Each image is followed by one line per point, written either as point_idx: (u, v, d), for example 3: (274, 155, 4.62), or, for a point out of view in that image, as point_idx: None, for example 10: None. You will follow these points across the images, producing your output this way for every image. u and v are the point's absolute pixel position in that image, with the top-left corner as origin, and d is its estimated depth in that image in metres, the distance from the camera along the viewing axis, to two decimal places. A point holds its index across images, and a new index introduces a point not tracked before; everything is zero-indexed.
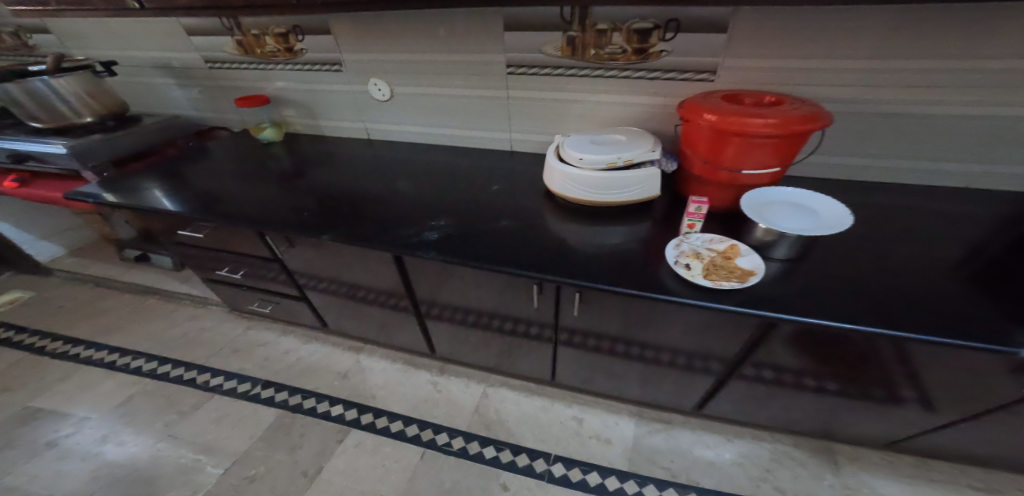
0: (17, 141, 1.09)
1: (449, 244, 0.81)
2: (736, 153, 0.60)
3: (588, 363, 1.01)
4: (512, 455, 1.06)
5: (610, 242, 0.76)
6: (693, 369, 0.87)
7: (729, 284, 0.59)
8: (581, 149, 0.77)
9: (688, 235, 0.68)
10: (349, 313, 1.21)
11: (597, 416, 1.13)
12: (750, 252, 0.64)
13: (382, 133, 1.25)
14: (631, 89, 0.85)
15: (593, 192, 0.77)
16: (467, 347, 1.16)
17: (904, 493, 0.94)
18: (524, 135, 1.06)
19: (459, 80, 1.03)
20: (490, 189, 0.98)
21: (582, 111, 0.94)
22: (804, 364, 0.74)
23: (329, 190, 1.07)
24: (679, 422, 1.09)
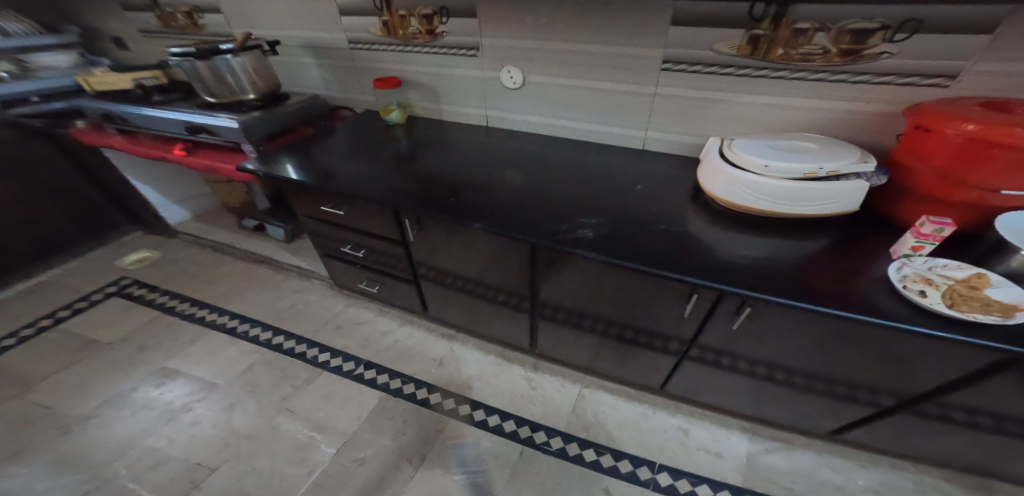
0: (193, 114, 1.21)
1: (607, 246, 0.77)
2: (999, 167, 0.55)
3: (718, 382, 0.93)
4: (614, 460, 1.01)
5: (789, 255, 0.69)
6: (853, 398, 0.79)
7: (985, 317, 0.54)
8: (765, 156, 0.71)
9: (912, 258, 0.63)
10: (454, 302, 1.24)
11: (705, 428, 1.06)
12: (1004, 284, 0.57)
13: (503, 122, 1.25)
14: (824, 92, 0.80)
15: (777, 202, 0.71)
16: (568, 348, 1.13)
17: None
18: (661, 134, 1.02)
19: (601, 73, 1.01)
20: (634, 190, 0.94)
21: (740, 112, 0.90)
22: (1011, 409, 0.65)
23: (457, 178, 1.07)
24: (801, 443, 1.02)
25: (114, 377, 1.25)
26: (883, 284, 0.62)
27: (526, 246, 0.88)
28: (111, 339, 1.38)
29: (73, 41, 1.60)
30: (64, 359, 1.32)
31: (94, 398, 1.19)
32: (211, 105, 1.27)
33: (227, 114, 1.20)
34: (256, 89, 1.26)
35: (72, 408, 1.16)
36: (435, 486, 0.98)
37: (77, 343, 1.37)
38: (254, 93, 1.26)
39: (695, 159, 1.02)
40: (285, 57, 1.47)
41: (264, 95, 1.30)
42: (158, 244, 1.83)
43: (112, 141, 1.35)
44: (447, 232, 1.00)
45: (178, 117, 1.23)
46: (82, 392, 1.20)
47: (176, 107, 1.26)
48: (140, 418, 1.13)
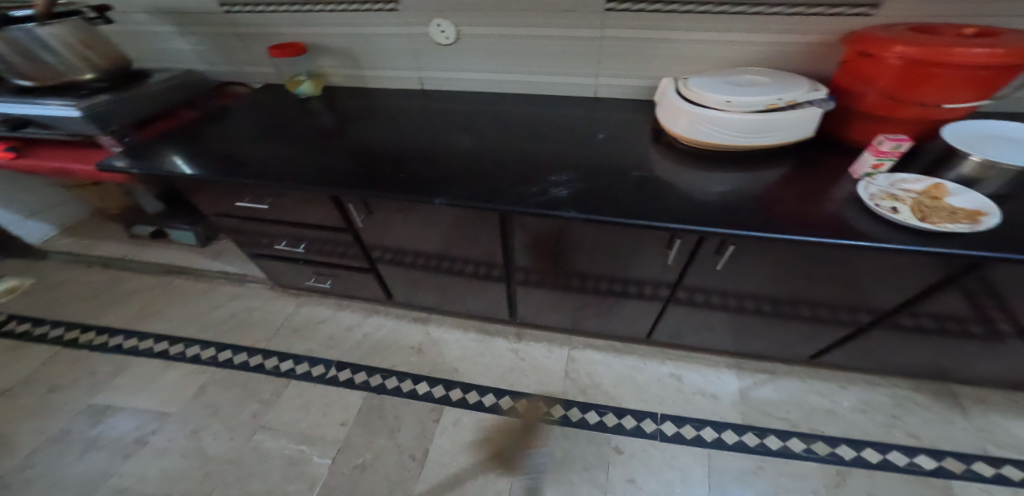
0: (13, 103, 0.95)
1: (581, 203, 0.76)
2: (931, 84, 0.64)
3: (696, 317, 1.04)
4: (617, 418, 1.18)
5: (750, 188, 0.75)
6: (801, 313, 0.92)
7: (952, 226, 0.62)
8: (729, 92, 0.73)
9: (874, 175, 0.72)
10: (424, 283, 1.20)
11: (695, 372, 1.27)
12: (955, 195, 0.67)
13: (439, 83, 1.14)
14: (762, 26, 0.83)
15: (745, 136, 0.75)
16: (545, 309, 1.20)
17: None
18: (610, 80, 1.01)
19: (543, 18, 0.94)
20: (595, 138, 0.93)
21: (683, 53, 0.91)
22: (927, 304, 0.78)
23: (405, 148, 0.97)
24: (784, 374, 1.24)
25: (30, 424, 1.10)
26: (830, 211, 0.69)
27: (497, 214, 0.83)
28: (7, 385, 1.17)
29: None
30: None
31: (9, 458, 1.04)
32: (30, 90, 1.00)
33: (58, 100, 0.94)
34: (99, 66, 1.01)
35: None
36: (447, 476, 1.07)
37: None
38: (92, 72, 1.01)
39: (646, 103, 1.02)
40: (142, 24, 1.17)
41: (109, 74, 1.05)
42: (27, 270, 1.49)
43: None
44: (402, 212, 0.91)
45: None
46: None
47: None
48: (84, 465, 1.03)
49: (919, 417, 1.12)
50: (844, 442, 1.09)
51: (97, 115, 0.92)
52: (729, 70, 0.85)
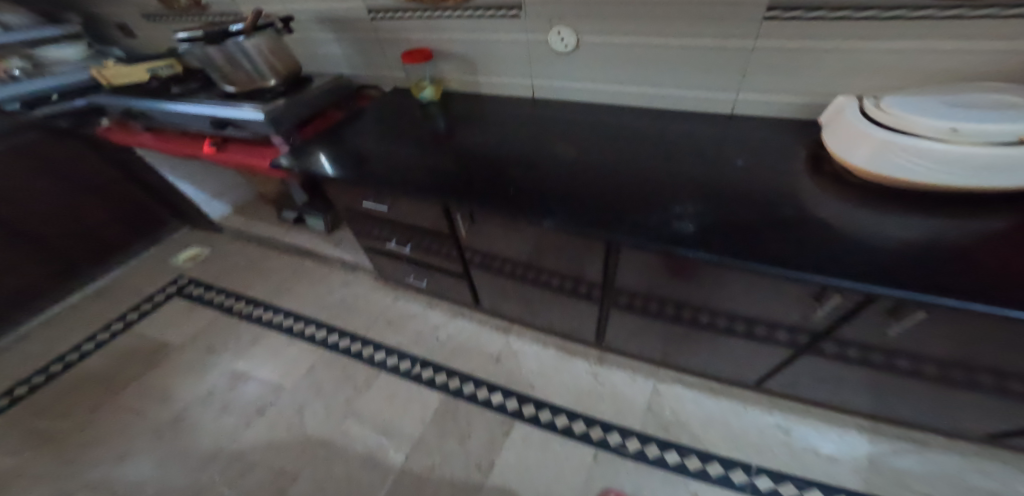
0: (217, 106, 1.12)
1: (716, 241, 0.66)
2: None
3: (833, 372, 0.88)
4: (702, 463, 1.06)
5: (953, 240, 0.61)
6: (986, 385, 0.75)
7: None
8: (957, 117, 0.60)
9: None
10: (511, 291, 1.18)
11: (812, 427, 1.08)
12: None
13: (552, 92, 1.10)
14: (998, 31, 0.64)
15: (972, 174, 0.61)
16: (638, 336, 1.11)
17: None
18: (757, 94, 0.87)
19: (682, 27, 0.84)
20: (734, 165, 0.81)
21: (865, 63, 0.75)
22: None
23: (512, 157, 0.95)
24: (935, 444, 1.01)
25: (190, 377, 1.34)
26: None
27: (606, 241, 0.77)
28: (177, 341, 1.44)
29: (81, 34, 1.52)
30: (139, 363, 1.38)
31: (175, 402, 1.27)
32: (232, 94, 1.16)
33: (249, 104, 1.10)
34: (277, 73, 1.14)
35: (155, 415, 1.24)
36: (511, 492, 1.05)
37: (147, 344, 1.44)
38: (274, 79, 1.15)
39: (796, 123, 0.88)
40: (300, 34, 1.33)
41: (286, 80, 1.19)
42: (198, 243, 1.81)
43: (144, 140, 1.30)
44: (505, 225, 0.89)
45: (201, 111, 1.13)
46: (163, 396, 1.29)
47: (195, 99, 1.17)
48: (221, 421, 1.22)
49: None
50: None
51: (274, 119, 1.07)
52: (934, 87, 0.69)
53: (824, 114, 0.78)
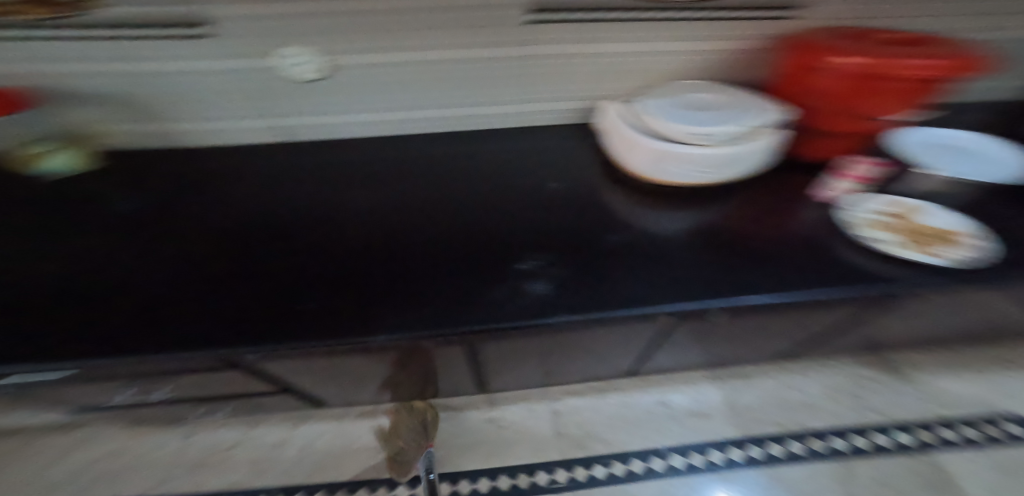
0: None
1: (576, 295, 0.58)
2: (877, 96, 0.57)
3: (703, 341, 0.91)
4: (624, 464, 1.06)
5: (738, 229, 0.67)
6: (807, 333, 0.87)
7: (955, 253, 0.58)
8: (702, 120, 0.63)
9: (848, 199, 0.67)
10: (357, 387, 0.92)
11: (679, 393, 1.19)
12: (938, 212, 0.64)
13: (320, 131, 0.86)
14: (693, 31, 0.75)
15: (719, 170, 0.65)
16: (519, 371, 1.06)
17: (965, 382, 1.13)
18: (542, 102, 0.85)
19: (446, 37, 0.72)
20: (547, 188, 0.76)
21: (618, 66, 0.79)
22: (907, 318, 0.81)
23: (296, 233, 0.70)
24: (758, 373, 1.20)
25: None
26: (810, 242, 0.63)
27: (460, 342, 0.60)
28: None
29: None
30: None
31: None
32: None
33: None
34: None
35: None
36: None
37: None
38: None
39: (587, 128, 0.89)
40: None
41: None
42: None
43: None
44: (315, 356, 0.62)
45: None
46: None
47: None
48: None
49: (886, 391, 1.12)
50: (833, 433, 1.06)
51: None
52: (675, 85, 0.76)
53: (601, 119, 0.77)
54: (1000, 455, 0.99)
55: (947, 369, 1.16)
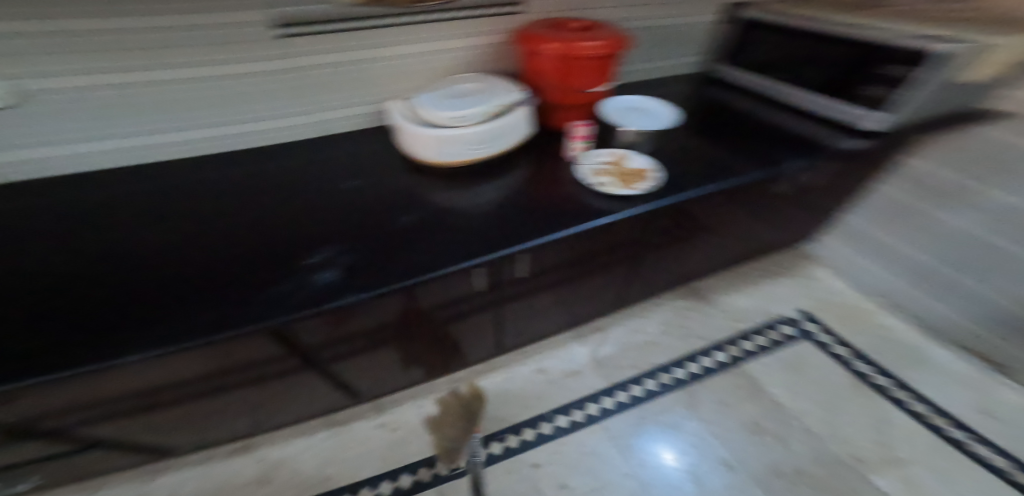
0: None
1: (366, 277, 0.59)
2: (578, 72, 0.74)
3: (531, 301, 1.06)
4: (518, 436, 1.11)
5: (517, 197, 0.76)
6: (602, 266, 1.07)
7: (645, 186, 0.75)
8: (455, 105, 0.70)
9: (581, 156, 0.82)
10: (189, 425, 0.84)
11: (551, 358, 1.31)
12: (637, 155, 0.80)
13: (67, 163, 0.72)
14: (446, 31, 0.84)
15: (482, 147, 0.74)
16: (388, 374, 1.05)
17: (755, 291, 1.39)
18: (330, 111, 0.87)
19: (200, 56, 0.70)
20: (345, 187, 0.78)
21: (391, 69, 0.85)
22: (668, 235, 1.04)
23: (22, 274, 0.57)
24: (608, 324, 1.38)
25: None
26: (573, 200, 0.75)
27: (248, 340, 0.56)
28: None
29: None
30: None
31: None
32: None
33: None
34: None
35: None
36: None
37: None
38: None
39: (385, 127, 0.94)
40: None
41: None
42: None
43: None
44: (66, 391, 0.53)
45: None
46: None
47: None
48: None
49: (701, 316, 1.34)
50: (674, 366, 1.24)
51: None
52: (446, 78, 0.83)
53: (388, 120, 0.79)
54: (786, 351, 1.23)
55: (734, 286, 1.40)
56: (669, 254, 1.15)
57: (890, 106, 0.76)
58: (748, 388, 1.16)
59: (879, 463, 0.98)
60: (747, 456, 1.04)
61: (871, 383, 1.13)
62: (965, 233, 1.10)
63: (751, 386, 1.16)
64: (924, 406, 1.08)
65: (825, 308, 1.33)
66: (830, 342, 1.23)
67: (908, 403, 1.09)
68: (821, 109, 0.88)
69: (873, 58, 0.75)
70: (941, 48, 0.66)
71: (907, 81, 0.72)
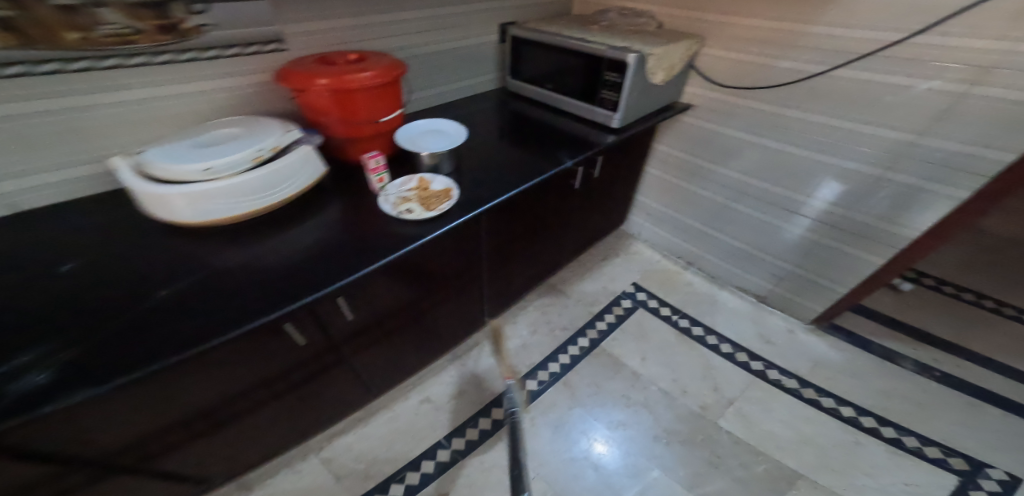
0: None
1: (94, 370, 0.49)
2: (359, 103, 0.72)
3: (391, 345, 1.03)
4: (417, 470, 1.11)
5: (309, 243, 0.70)
6: (457, 290, 1.08)
7: (447, 203, 0.77)
8: (204, 157, 0.62)
9: (385, 187, 0.79)
10: None
11: (434, 383, 1.31)
12: (435, 176, 0.81)
13: None
14: (178, 74, 0.71)
15: (252, 197, 0.67)
16: (240, 458, 0.91)
17: (594, 274, 1.56)
18: (15, 181, 0.66)
19: None
20: (57, 272, 0.61)
21: (109, 120, 0.69)
22: (509, 245, 1.12)
23: None
24: (482, 339, 1.40)
25: None
26: (368, 230, 0.72)
27: None
28: None
29: None
30: None
31: None
32: None
33: None
34: None
35: None
36: None
37: None
38: None
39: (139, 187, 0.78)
40: None
41: None
42: None
43: None
44: None
45: None
46: None
47: None
48: None
49: (560, 309, 1.45)
50: (549, 361, 1.32)
51: None
52: (202, 125, 0.73)
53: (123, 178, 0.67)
54: (629, 322, 1.40)
55: (581, 275, 1.56)
56: (507, 269, 1.21)
57: (614, 107, 1.02)
58: (609, 367, 1.29)
59: (719, 410, 1.18)
60: (623, 429, 1.15)
61: (692, 335, 1.35)
62: (709, 199, 1.37)
63: (613, 364, 1.29)
64: (728, 346, 1.32)
65: (649, 277, 1.55)
66: (659, 306, 1.44)
67: (719, 346, 1.32)
68: (581, 112, 1.10)
69: (600, 67, 1.00)
70: (633, 55, 0.93)
71: (620, 85, 0.98)
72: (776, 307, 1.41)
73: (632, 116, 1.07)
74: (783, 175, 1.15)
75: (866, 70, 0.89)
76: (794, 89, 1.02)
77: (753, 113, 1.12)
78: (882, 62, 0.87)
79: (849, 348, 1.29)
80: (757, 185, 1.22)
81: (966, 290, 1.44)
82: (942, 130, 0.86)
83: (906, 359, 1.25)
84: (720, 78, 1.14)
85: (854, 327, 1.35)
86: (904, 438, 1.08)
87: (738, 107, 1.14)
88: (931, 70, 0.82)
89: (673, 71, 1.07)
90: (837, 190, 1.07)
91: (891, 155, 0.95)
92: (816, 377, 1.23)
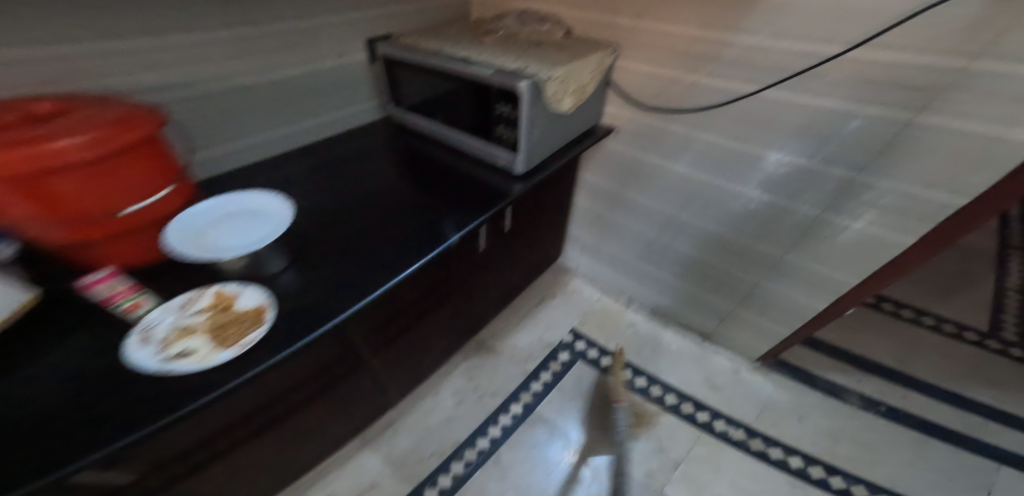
0: None
1: None
2: (72, 186, 0.45)
3: (240, 472, 0.76)
4: None
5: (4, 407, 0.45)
6: (332, 389, 0.82)
7: (255, 332, 0.51)
8: None
9: (151, 315, 0.52)
10: None
11: (335, 483, 1.03)
12: (246, 287, 0.57)
13: None
14: None
15: None
16: None
17: (526, 319, 1.38)
18: None
19: None
20: None
21: None
22: (399, 322, 0.88)
23: None
24: (398, 416, 1.16)
25: None
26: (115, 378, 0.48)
27: None
28: None
29: None
30: None
31: None
32: None
33: None
34: None
35: None
36: None
37: None
38: None
39: None
40: None
41: None
42: None
43: None
44: None
45: None
46: None
47: None
48: None
49: (489, 371, 1.25)
50: (476, 437, 1.11)
51: None
52: None
53: None
54: (567, 382, 1.22)
55: (513, 323, 1.37)
56: (409, 346, 0.98)
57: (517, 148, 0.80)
58: (545, 437, 1.10)
59: (665, 475, 1.02)
60: None
61: (634, 387, 1.20)
62: (640, 232, 1.21)
63: (550, 432, 1.11)
64: (673, 396, 1.18)
65: (588, 321, 1.38)
66: (599, 357, 1.28)
67: (664, 398, 1.18)
68: (479, 151, 0.88)
69: (490, 96, 0.78)
70: (524, 83, 0.71)
71: (517, 119, 0.77)
72: (721, 344, 1.29)
73: (540, 155, 0.86)
74: (715, 210, 1.00)
75: (802, 90, 0.73)
76: (724, 112, 0.85)
77: (670, 139, 0.97)
78: (809, 82, 0.72)
79: (796, 386, 1.18)
80: (688, 218, 1.07)
81: (906, 306, 1.40)
82: (888, 165, 0.72)
83: (853, 395, 1.16)
84: (637, 96, 0.95)
85: (800, 362, 1.24)
86: (853, 488, 0.98)
87: (661, 132, 0.97)
88: (866, 93, 0.67)
89: (584, 93, 0.86)
90: (775, 227, 0.93)
91: (834, 194, 0.80)
92: (766, 423, 1.11)
